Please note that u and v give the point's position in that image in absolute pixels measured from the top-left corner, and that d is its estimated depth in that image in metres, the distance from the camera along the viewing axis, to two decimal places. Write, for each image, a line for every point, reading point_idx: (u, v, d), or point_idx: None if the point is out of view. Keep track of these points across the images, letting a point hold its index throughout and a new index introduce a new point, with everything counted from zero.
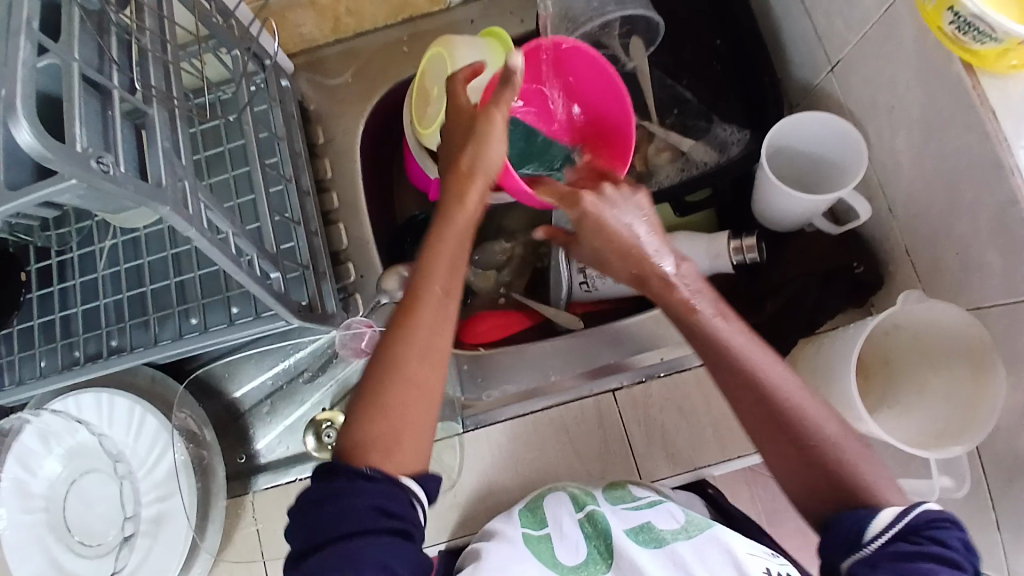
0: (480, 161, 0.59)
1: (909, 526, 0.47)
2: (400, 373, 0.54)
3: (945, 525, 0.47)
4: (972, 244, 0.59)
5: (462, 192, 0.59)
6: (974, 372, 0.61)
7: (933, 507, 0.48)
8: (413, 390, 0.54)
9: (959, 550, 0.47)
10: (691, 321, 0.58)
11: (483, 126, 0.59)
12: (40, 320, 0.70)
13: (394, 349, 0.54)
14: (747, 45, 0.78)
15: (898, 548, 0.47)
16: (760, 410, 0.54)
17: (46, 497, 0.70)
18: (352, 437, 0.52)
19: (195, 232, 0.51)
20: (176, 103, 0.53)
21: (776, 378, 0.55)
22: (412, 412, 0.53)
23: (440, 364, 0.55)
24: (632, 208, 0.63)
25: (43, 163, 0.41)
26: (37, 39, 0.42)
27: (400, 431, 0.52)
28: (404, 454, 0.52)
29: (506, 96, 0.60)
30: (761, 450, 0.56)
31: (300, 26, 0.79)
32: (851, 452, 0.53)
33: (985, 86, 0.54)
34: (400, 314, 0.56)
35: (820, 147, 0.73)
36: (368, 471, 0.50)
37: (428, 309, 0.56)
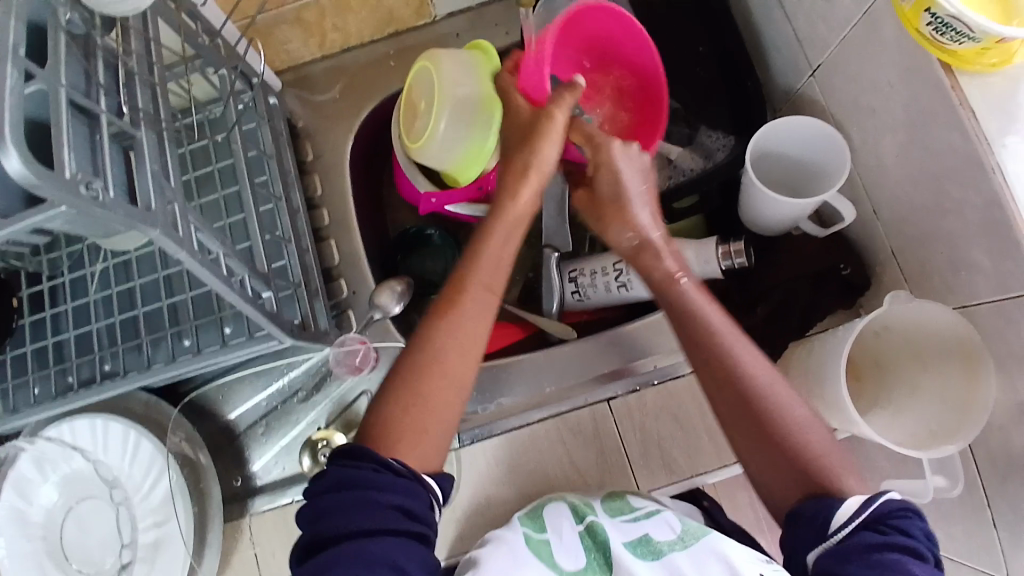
0: (536, 160, 0.63)
1: (874, 514, 0.49)
2: (432, 360, 0.56)
3: (906, 515, 0.49)
4: (959, 243, 0.60)
5: (519, 185, 0.62)
6: (964, 370, 0.62)
7: (895, 497, 0.50)
8: (446, 380, 0.56)
9: (920, 540, 0.49)
10: (676, 299, 0.62)
11: (544, 126, 0.63)
12: (32, 347, 0.70)
13: (432, 337, 0.57)
14: (730, 50, 0.79)
15: (863, 537, 0.48)
16: (734, 388, 0.58)
17: (44, 524, 0.69)
18: (382, 419, 0.55)
19: (186, 253, 0.51)
20: (164, 124, 0.53)
21: (752, 361, 0.58)
22: (442, 403, 0.56)
23: (472, 355, 0.58)
24: (632, 167, 0.66)
25: (31, 190, 0.41)
26: (24, 65, 0.42)
27: (427, 422, 0.55)
28: (428, 449, 0.54)
29: (564, 101, 0.63)
30: (729, 423, 0.59)
31: (286, 43, 0.80)
32: (814, 436, 0.56)
33: (965, 86, 0.54)
34: (444, 301, 0.59)
35: (804, 150, 0.74)
36: (396, 464, 0.51)
37: (472, 296, 0.59)
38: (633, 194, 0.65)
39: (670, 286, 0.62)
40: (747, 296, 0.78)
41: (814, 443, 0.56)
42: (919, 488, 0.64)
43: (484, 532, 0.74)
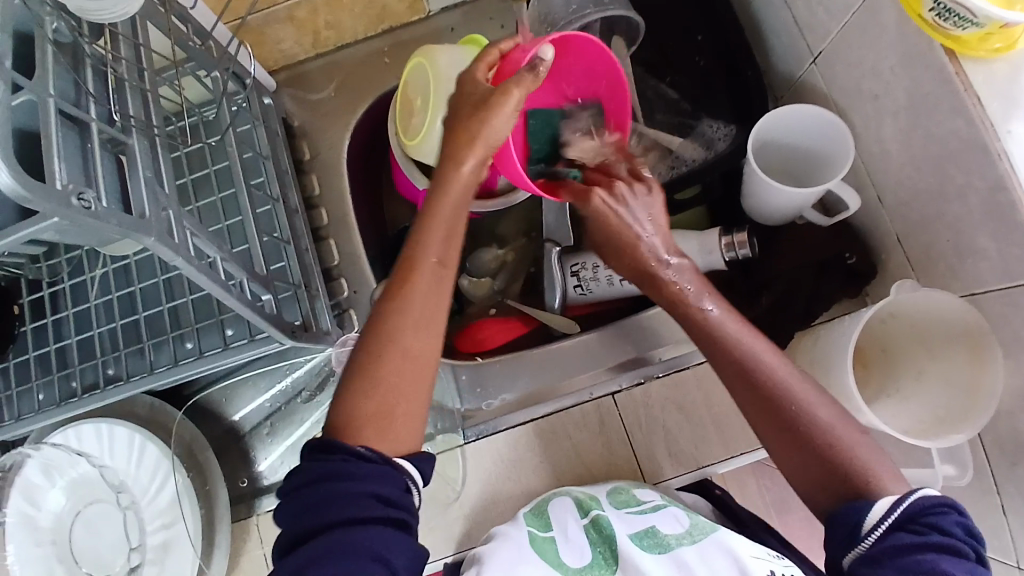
0: (489, 135, 0.57)
1: (906, 513, 0.48)
2: (395, 347, 0.54)
3: (944, 511, 0.47)
4: (964, 229, 0.59)
5: (464, 153, 0.57)
6: (972, 358, 0.61)
7: (931, 494, 0.48)
8: (410, 363, 0.54)
9: (960, 537, 0.47)
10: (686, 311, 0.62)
11: (495, 100, 0.56)
12: (35, 353, 0.69)
13: (391, 321, 0.55)
14: (727, 37, 0.78)
15: (897, 538, 0.47)
16: (753, 393, 0.57)
17: (54, 529, 0.70)
18: (347, 412, 0.52)
19: (182, 260, 0.50)
20: (157, 130, 0.53)
21: (769, 362, 0.58)
22: (409, 385, 0.54)
23: (433, 335, 0.56)
24: (642, 207, 0.66)
25: (22, 203, 0.41)
26: (11, 77, 0.42)
27: (394, 404, 0.53)
28: (398, 431, 0.53)
29: (526, 80, 0.56)
30: (758, 434, 0.57)
31: (280, 42, 0.79)
32: (840, 434, 0.54)
33: (968, 71, 0.53)
34: (396, 282, 0.57)
35: (807, 138, 0.73)
36: (363, 449, 0.50)
37: (424, 276, 0.56)
38: (638, 230, 0.65)
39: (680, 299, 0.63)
40: (751, 287, 0.76)
41: (840, 441, 0.54)
42: (929, 477, 0.63)
43: (490, 527, 0.74)
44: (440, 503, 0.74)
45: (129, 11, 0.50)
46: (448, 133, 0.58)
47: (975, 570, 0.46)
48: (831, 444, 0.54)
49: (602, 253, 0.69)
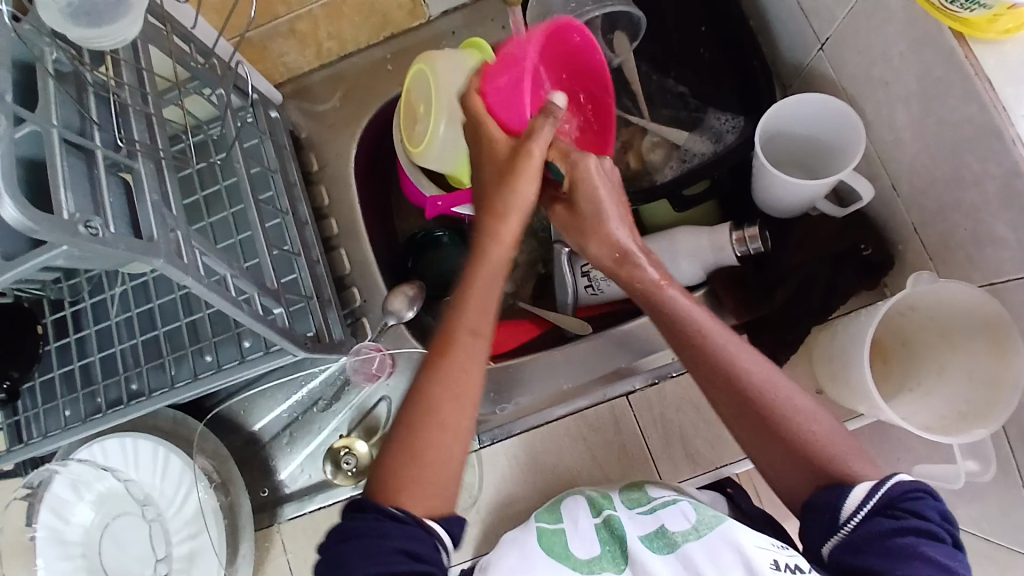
0: (513, 200, 0.60)
1: (885, 500, 0.50)
2: (435, 418, 0.57)
3: (919, 495, 0.50)
4: (982, 216, 0.57)
5: (496, 226, 0.60)
6: (993, 349, 0.59)
7: (906, 480, 0.51)
8: (446, 432, 0.57)
9: (936, 521, 0.50)
10: (651, 296, 0.61)
11: (522, 167, 0.59)
12: (60, 371, 0.70)
13: (429, 391, 0.57)
14: (731, 30, 0.76)
15: (877, 524, 0.50)
16: (729, 388, 0.58)
17: (82, 542, 0.72)
18: (384, 479, 0.55)
19: (192, 279, 0.51)
20: (162, 152, 0.53)
21: (742, 356, 0.58)
22: (446, 452, 0.56)
23: (469, 403, 0.58)
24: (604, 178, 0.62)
25: (30, 234, 0.42)
26: (13, 111, 0.43)
27: (428, 475, 0.55)
28: (432, 497, 0.55)
29: (544, 128, 0.59)
30: (734, 426, 0.58)
31: (283, 55, 0.80)
32: (824, 430, 0.56)
33: (978, 55, 0.52)
34: (436, 353, 0.59)
35: (814, 129, 0.71)
36: (395, 511, 0.53)
37: (462, 349, 0.59)
38: (604, 208, 0.62)
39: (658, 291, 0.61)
40: (763, 286, 0.74)
41: (824, 438, 0.55)
42: (951, 474, 0.62)
43: (506, 529, 0.74)
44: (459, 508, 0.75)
45: (130, 36, 0.50)
46: (482, 202, 0.61)
47: (950, 552, 0.49)
48: (816, 442, 0.55)
49: (566, 232, 0.66)
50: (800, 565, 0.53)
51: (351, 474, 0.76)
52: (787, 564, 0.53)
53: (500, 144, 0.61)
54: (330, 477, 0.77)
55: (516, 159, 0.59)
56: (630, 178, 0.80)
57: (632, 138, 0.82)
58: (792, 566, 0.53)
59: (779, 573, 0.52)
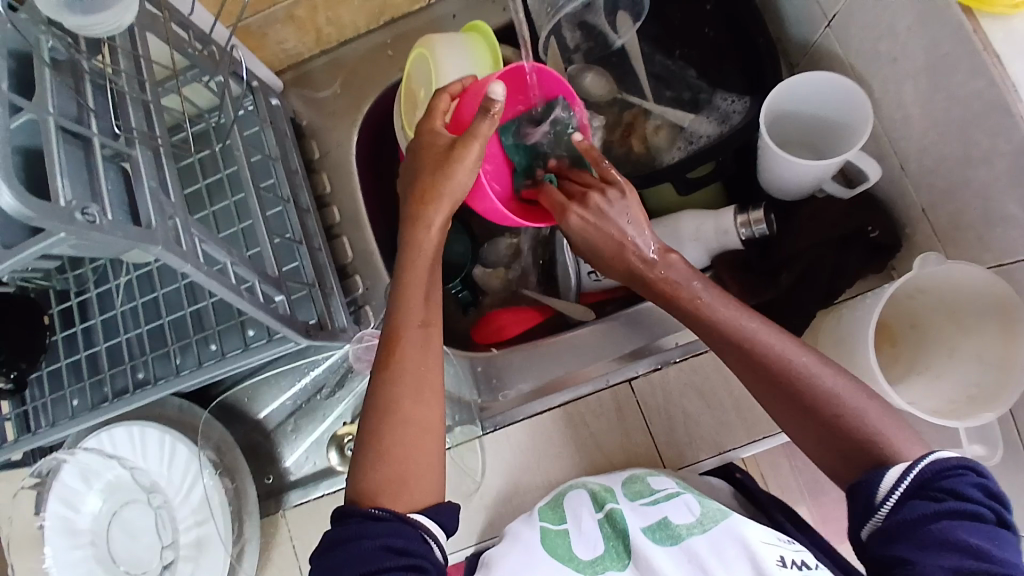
0: (447, 191, 0.60)
1: (921, 480, 0.49)
2: (399, 415, 0.57)
3: (959, 474, 0.49)
4: (992, 195, 0.56)
5: (426, 215, 0.60)
6: (1005, 331, 0.58)
7: (944, 458, 0.50)
8: (413, 428, 0.57)
9: (979, 501, 0.48)
10: (676, 303, 0.62)
11: (457, 155, 0.58)
12: (67, 361, 0.71)
13: (386, 392, 0.58)
14: (737, 10, 0.74)
15: (912, 507, 0.49)
16: (774, 385, 0.57)
17: (92, 531, 0.73)
18: (361, 483, 0.56)
19: (191, 267, 0.50)
20: (160, 140, 0.53)
21: (776, 344, 0.58)
22: (417, 448, 0.57)
23: (433, 398, 0.59)
24: (620, 213, 0.64)
25: (27, 222, 0.41)
26: (9, 98, 0.42)
27: (406, 472, 0.56)
28: (414, 492, 0.56)
29: (483, 126, 0.57)
30: (791, 429, 0.57)
31: (282, 42, 0.78)
32: (853, 403, 0.55)
33: (987, 29, 0.51)
34: (386, 353, 0.59)
35: (824, 108, 0.70)
36: (376, 511, 0.53)
37: (410, 344, 0.59)
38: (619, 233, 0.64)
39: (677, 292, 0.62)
40: (767, 268, 0.73)
41: (853, 412, 0.54)
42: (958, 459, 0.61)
43: (511, 516, 0.74)
44: (463, 494, 0.76)
45: (122, 24, 0.50)
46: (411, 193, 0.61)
47: (994, 533, 0.47)
48: (843, 417, 0.54)
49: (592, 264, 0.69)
50: (807, 561, 0.54)
51: None
52: (794, 560, 0.53)
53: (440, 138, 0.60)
54: (334, 466, 0.77)
55: (452, 150, 0.59)
56: (637, 163, 0.78)
57: (636, 122, 0.80)
58: (799, 563, 0.53)
59: (786, 570, 0.52)
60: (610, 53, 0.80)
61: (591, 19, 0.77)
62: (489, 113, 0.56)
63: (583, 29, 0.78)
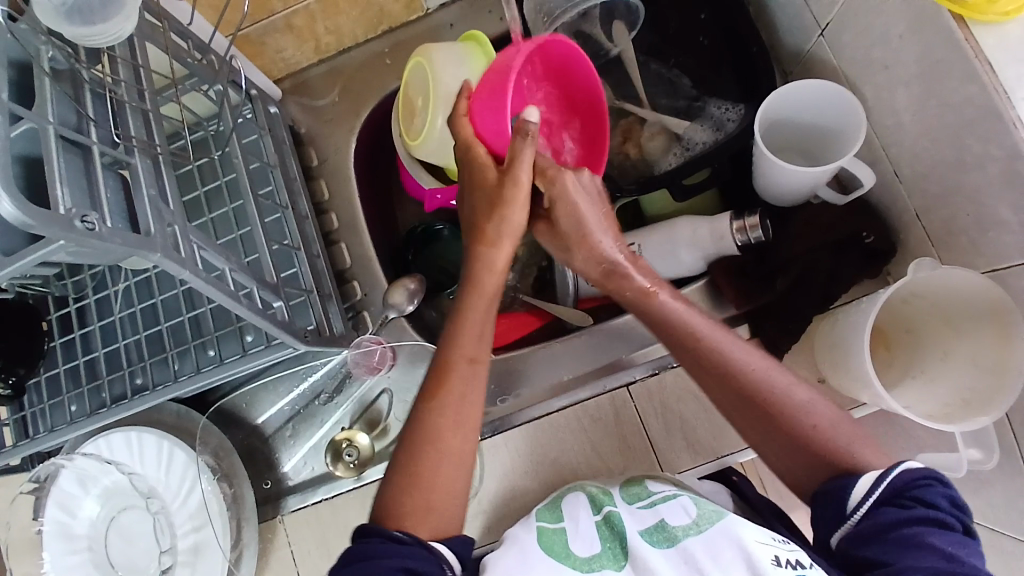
0: (504, 227, 0.60)
1: (893, 488, 0.50)
2: (437, 447, 0.58)
3: (929, 483, 0.50)
4: (984, 201, 0.57)
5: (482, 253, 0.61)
6: (998, 334, 0.59)
7: (914, 467, 0.50)
8: (452, 460, 0.58)
9: (947, 509, 0.49)
10: (647, 307, 0.61)
11: (508, 194, 0.59)
12: (65, 367, 0.71)
13: (428, 423, 0.59)
14: (734, 20, 0.74)
15: (883, 514, 0.50)
16: (741, 398, 0.57)
17: (89, 536, 0.73)
18: (388, 505, 0.57)
19: (189, 274, 0.51)
20: (159, 148, 0.53)
21: (745, 356, 0.58)
22: (450, 478, 0.58)
23: (472, 430, 0.60)
24: (587, 199, 0.61)
25: (27, 230, 0.42)
26: (9, 108, 0.43)
27: (434, 502, 0.57)
28: (440, 520, 0.57)
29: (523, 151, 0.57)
30: (757, 441, 0.58)
31: (281, 51, 0.79)
32: (821, 414, 0.56)
33: (978, 37, 0.51)
34: (432, 386, 0.60)
35: (817, 115, 0.70)
36: (398, 534, 0.54)
37: (456, 378, 0.60)
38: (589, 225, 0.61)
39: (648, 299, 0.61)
40: (762, 272, 0.73)
41: (822, 423, 0.55)
42: (953, 462, 0.61)
43: (508, 522, 0.74)
44: None
45: (122, 34, 0.50)
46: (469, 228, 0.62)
47: (962, 541, 0.48)
48: (814, 429, 0.55)
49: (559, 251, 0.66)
50: (802, 560, 0.53)
51: (352, 465, 0.77)
52: (789, 560, 0.53)
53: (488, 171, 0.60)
54: (331, 470, 0.77)
55: (504, 187, 0.59)
56: (634, 170, 0.79)
57: (632, 129, 0.81)
58: (795, 562, 0.53)
59: (780, 569, 0.52)
60: (606, 61, 0.81)
61: (587, 27, 0.78)
62: (528, 135, 0.56)
63: (579, 39, 0.79)
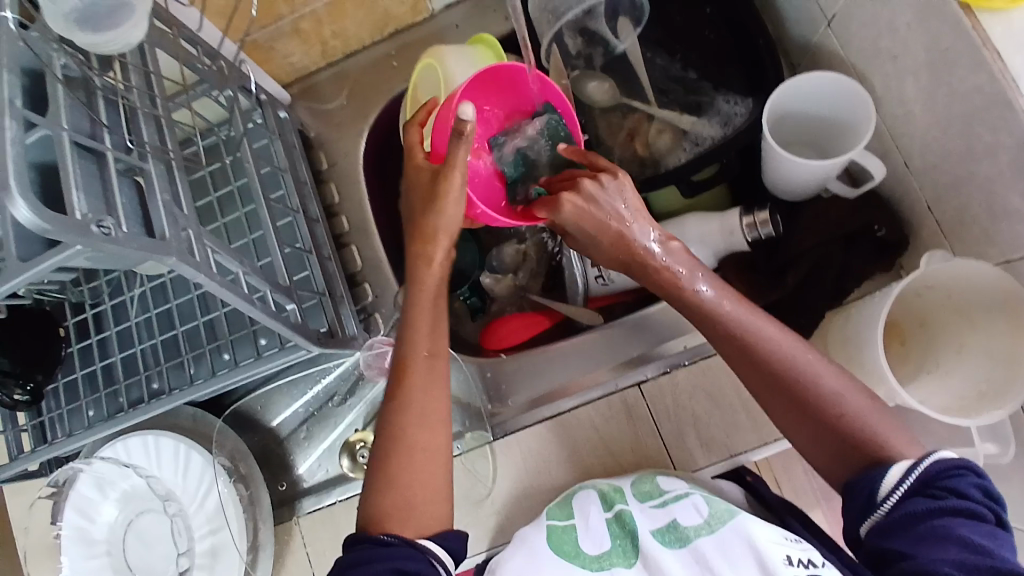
0: (443, 224, 0.61)
1: (923, 478, 0.50)
2: (403, 442, 0.59)
3: (962, 473, 0.49)
4: (997, 190, 0.56)
5: (428, 252, 0.62)
6: (1010, 324, 0.59)
7: (947, 458, 0.50)
8: (421, 455, 0.59)
9: (979, 500, 0.48)
10: (682, 292, 0.62)
11: (441, 187, 0.59)
12: (83, 372, 0.72)
13: (394, 421, 0.60)
14: (738, 18, 0.75)
15: (912, 504, 0.49)
16: (775, 386, 0.57)
17: (108, 540, 0.74)
18: (371, 509, 0.57)
19: (205, 276, 0.51)
20: (172, 153, 0.54)
21: (777, 338, 0.58)
22: (423, 474, 0.58)
23: (439, 424, 0.60)
24: (615, 198, 0.63)
25: (45, 236, 0.42)
26: (24, 115, 0.43)
27: (414, 499, 0.57)
28: (423, 517, 0.57)
29: (460, 152, 0.57)
30: (795, 435, 0.57)
31: (289, 57, 0.80)
32: (850, 403, 0.55)
33: (986, 25, 0.51)
34: (395, 382, 0.61)
35: (826, 108, 0.70)
36: (385, 538, 0.55)
37: (417, 372, 0.61)
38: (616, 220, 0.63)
39: (681, 288, 0.62)
40: (772, 268, 0.73)
41: (853, 410, 0.55)
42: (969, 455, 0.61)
43: (523, 521, 0.74)
44: (474, 499, 0.76)
45: (133, 40, 0.51)
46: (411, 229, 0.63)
47: (994, 532, 0.47)
48: (844, 415, 0.55)
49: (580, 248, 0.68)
50: (814, 559, 0.54)
51: (367, 467, 0.77)
52: (800, 559, 0.54)
53: (423, 170, 0.62)
54: (346, 471, 0.78)
55: (437, 183, 0.60)
56: (640, 166, 0.79)
57: (639, 125, 0.80)
58: (807, 563, 0.53)
59: (792, 570, 0.53)
60: (613, 58, 0.80)
61: (593, 25, 0.78)
62: (463, 136, 0.56)
63: (584, 36, 0.78)
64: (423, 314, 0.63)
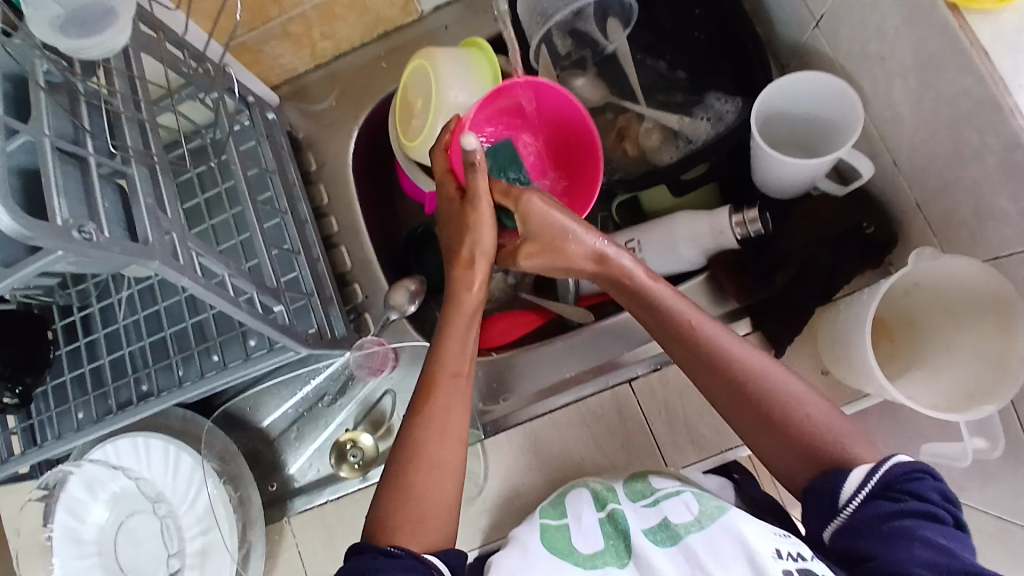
0: (477, 248, 0.62)
1: (883, 481, 0.50)
2: (423, 457, 0.59)
3: (919, 476, 0.50)
4: (984, 189, 0.56)
5: (468, 279, 0.63)
6: (999, 319, 0.58)
7: (904, 461, 0.51)
8: (438, 471, 0.59)
9: (938, 502, 0.49)
10: (648, 299, 0.62)
11: (471, 217, 0.61)
12: (72, 375, 0.72)
13: (414, 439, 0.60)
14: (726, 17, 0.75)
15: (874, 507, 0.50)
16: (744, 405, 0.58)
17: (98, 541, 0.74)
18: (379, 519, 0.58)
19: (190, 282, 0.51)
20: (156, 158, 0.54)
21: (740, 351, 0.59)
22: (435, 487, 0.59)
23: (458, 443, 0.61)
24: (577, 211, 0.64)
25: (25, 241, 0.42)
26: (3, 121, 0.43)
27: (425, 512, 0.58)
28: (431, 532, 0.58)
29: (477, 180, 0.60)
30: (768, 456, 0.58)
31: (278, 57, 0.79)
32: (816, 413, 0.57)
33: (972, 25, 0.51)
34: (420, 398, 0.61)
35: (816, 106, 0.70)
36: (390, 549, 0.55)
37: (443, 391, 0.61)
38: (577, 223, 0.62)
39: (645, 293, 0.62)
40: (763, 266, 0.72)
41: (820, 419, 0.56)
42: (958, 452, 0.61)
43: (514, 519, 0.75)
44: (465, 498, 0.76)
45: (117, 46, 0.51)
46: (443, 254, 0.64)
47: (953, 534, 0.48)
48: (811, 423, 0.56)
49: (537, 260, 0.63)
50: (802, 553, 0.53)
51: (357, 466, 0.78)
52: (790, 552, 0.52)
53: (453, 199, 0.63)
54: (336, 470, 0.78)
55: (467, 212, 0.61)
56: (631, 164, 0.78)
57: (629, 125, 0.80)
58: (796, 554, 0.52)
59: (781, 562, 0.51)
60: (603, 58, 0.81)
61: (582, 25, 0.78)
62: (477, 166, 0.58)
63: (573, 36, 0.79)
64: (454, 333, 0.63)
